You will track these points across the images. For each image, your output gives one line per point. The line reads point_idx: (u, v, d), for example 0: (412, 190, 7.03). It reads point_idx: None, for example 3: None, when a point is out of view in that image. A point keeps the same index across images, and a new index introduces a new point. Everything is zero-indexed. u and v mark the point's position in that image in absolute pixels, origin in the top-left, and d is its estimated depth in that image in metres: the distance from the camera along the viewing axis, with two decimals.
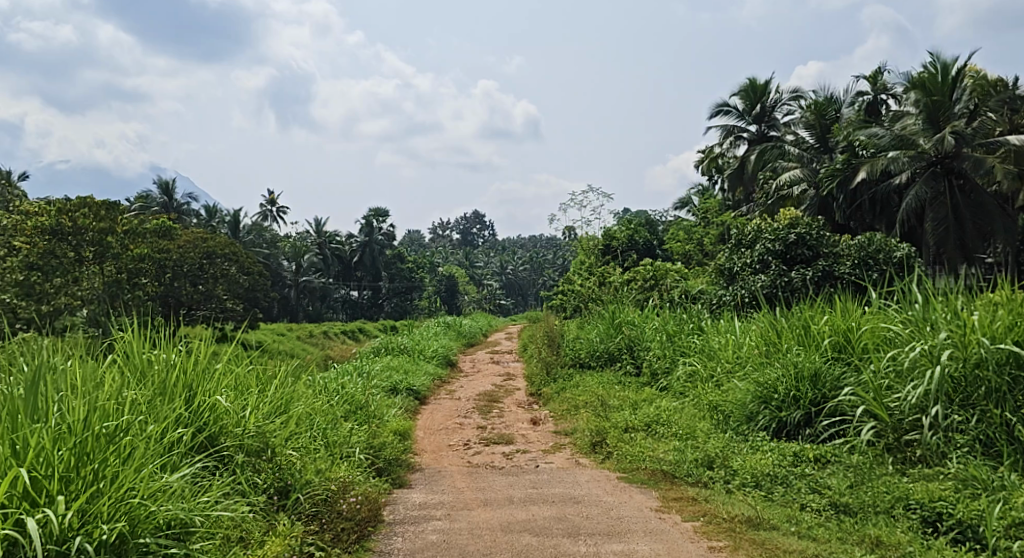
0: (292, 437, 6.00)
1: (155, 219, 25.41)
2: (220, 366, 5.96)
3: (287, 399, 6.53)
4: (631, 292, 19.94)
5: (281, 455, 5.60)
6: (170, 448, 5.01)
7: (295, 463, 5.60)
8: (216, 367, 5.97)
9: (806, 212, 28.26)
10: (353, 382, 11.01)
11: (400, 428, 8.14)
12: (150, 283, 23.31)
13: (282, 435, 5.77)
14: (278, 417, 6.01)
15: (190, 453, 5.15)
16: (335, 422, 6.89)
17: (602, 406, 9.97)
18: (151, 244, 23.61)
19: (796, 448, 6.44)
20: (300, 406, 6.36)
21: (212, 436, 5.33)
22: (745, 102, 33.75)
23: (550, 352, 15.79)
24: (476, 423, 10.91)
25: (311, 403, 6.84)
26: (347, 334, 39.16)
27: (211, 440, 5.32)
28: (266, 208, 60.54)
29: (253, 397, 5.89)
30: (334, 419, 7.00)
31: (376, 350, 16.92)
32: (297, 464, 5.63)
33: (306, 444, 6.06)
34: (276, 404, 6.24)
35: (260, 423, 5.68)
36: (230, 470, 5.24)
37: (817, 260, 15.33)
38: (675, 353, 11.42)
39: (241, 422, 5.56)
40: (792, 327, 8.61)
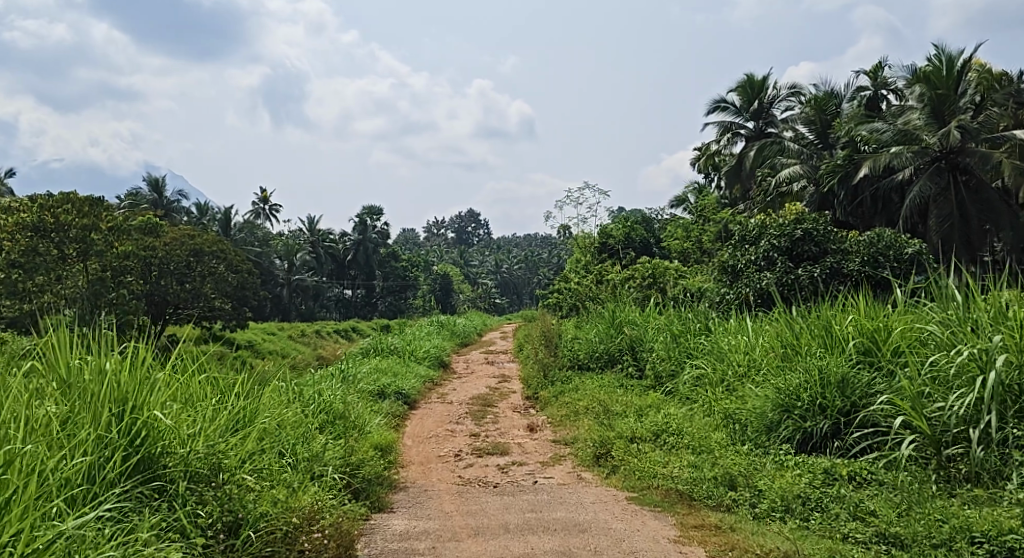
0: (252, 457, 5.27)
1: (141, 216, 24.63)
2: (164, 374, 5.19)
3: (250, 411, 5.78)
4: (631, 290, 19.17)
5: (235, 480, 4.87)
6: (87, 480, 4.28)
7: (250, 490, 4.87)
8: (160, 375, 5.19)
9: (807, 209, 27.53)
10: (333, 386, 10.23)
11: (378, 442, 7.37)
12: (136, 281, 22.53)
13: (238, 455, 5.04)
14: (235, 435, 5.27)
15: (118, 482, 4.42)
16: (306, 436, 6.18)
17: (604, 412, 9.24)
18: (136, 241, 22.82)
19: (827, 464, 5.72)
20: (263, 420, 5.62)
21: (148, 460, 4.59)
22: (743, 98, 33.01)
23: (547, 352, 15.05)
24: (468, 430, 10.19)
25: (277, 414, 6.11)
26: (339, 333, 38.33)
27: (139, 467, 4.57)
28: (259, 206, 59.73)
29: (203, 412, 5.14)
30: (306, 433, 6.27)
31: (366, 351, 16.18)
32: (253, 492, 4.91)
33: (269, 464, 5.33)
34: (233, 418, 5.50)
35: (211, 442, 4.95)
36: (167, 502, 4.52)
37: (825, 257, 14.61)
38: (680, 355, 10.69)
39: (185, 441, 4.81)
40: (812, 328, 7.86)
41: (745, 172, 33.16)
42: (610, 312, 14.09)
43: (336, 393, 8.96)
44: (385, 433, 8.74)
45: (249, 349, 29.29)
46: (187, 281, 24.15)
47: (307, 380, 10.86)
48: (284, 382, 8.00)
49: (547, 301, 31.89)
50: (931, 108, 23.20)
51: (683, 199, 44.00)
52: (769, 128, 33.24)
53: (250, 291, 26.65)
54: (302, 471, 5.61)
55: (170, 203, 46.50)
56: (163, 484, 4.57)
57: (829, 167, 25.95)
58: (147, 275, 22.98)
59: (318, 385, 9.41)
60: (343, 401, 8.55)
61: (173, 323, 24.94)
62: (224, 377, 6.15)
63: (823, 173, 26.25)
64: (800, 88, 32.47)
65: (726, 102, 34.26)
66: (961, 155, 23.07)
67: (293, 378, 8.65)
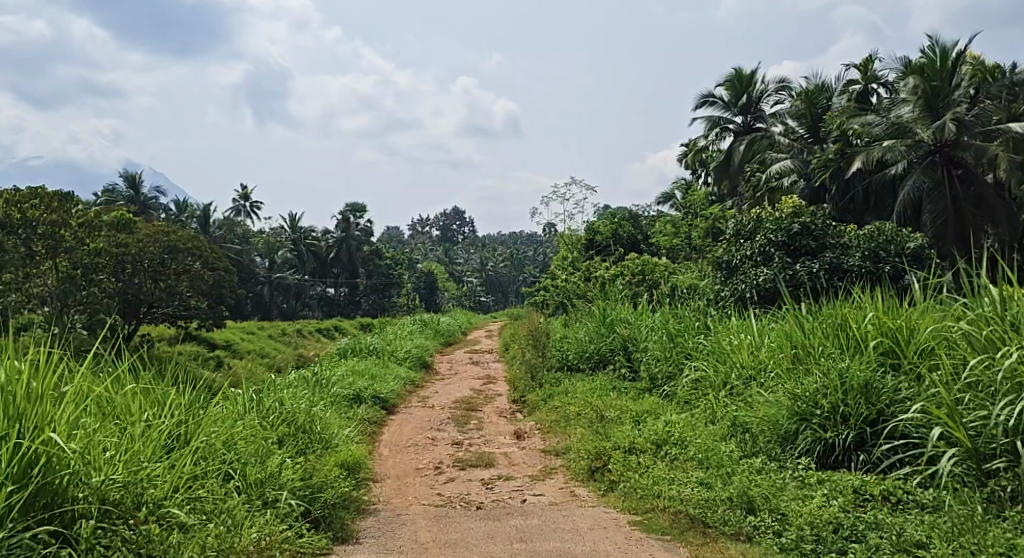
0: (184, 485, 4.67)
1: (114, 212, 23.66)
2: (77, 388, 4.57)
3: (188, 428, 5.17)
4: (621, 286, 18.46)
5: (159, 518, 4.30)
6: None
7: (174, 529, 4.28)
8: (73, 389, 4.57)
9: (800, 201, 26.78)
10: (303, 395, 9.45)
11: (346, 457, 6.63)
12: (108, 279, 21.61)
13: (167, 484, 4.48)
14: (164, 461, 4.67)
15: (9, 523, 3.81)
16: (261, 454, 5.54)
17: (597, 418, 8.54)
18: (108, 237, 21.85)
19: (857, 484, 5.04)
20: (201, 440, 5.02)
21: (47, 495, 3.99)
22: (731, 93, 32.39)
23: (534, 352, 14.35)
24: (451, 437, 9.48)
25: (225, 429, 5.48)
26: (321, 332, 37.44)
27: (36, 503, 3.96)
28: (240, 203, 58.68)
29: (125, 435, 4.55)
30: (262, 452, 5.59)
31: (344, 351, 15.41)
32: (179, 530, 4.32)
33: (206, 492, 4.72)
34: (165, 439, 4.90)
35: (132, 470, 4.36)
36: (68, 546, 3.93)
37: (823, 252, 13.95)
38: (677, 356, 9.99)
39: (95, 470, 4.20)
40: (825, 326, 7.19)
41: (734, 169, 32.58)
42: (600, 309, 13.38)
43: (305, 401, 8.20)
44: (359, 445, 8.00)
45: (227, 349, 28.34)
46: (162, 280, 23.19)
47: (278, 385, 10.11)
48: (246, 390, 7.24)
49: (534, 299, 31.16)
50: (924, 101, 22.62)
51: (669, 196, 43.41)
52: (758, 123, 32.70)
53: (228, 289, 25.73)
54: (250, 499, 5.01)
55: (148, 200, 45.35)
56: (65, 534, 3.97)
57: (821, 161, 25.36)
58: (120, 273, 22.02)
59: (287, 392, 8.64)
60: (312, 411, 7.79)
61: (147, 322, 24.01)
62: (161, 387, 5.47)
63: (814, 168, 25.67)
64: (788, 83, 31.89)
65: (714, 97, 33.70)
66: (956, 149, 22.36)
67: (258, 385, 7.89)
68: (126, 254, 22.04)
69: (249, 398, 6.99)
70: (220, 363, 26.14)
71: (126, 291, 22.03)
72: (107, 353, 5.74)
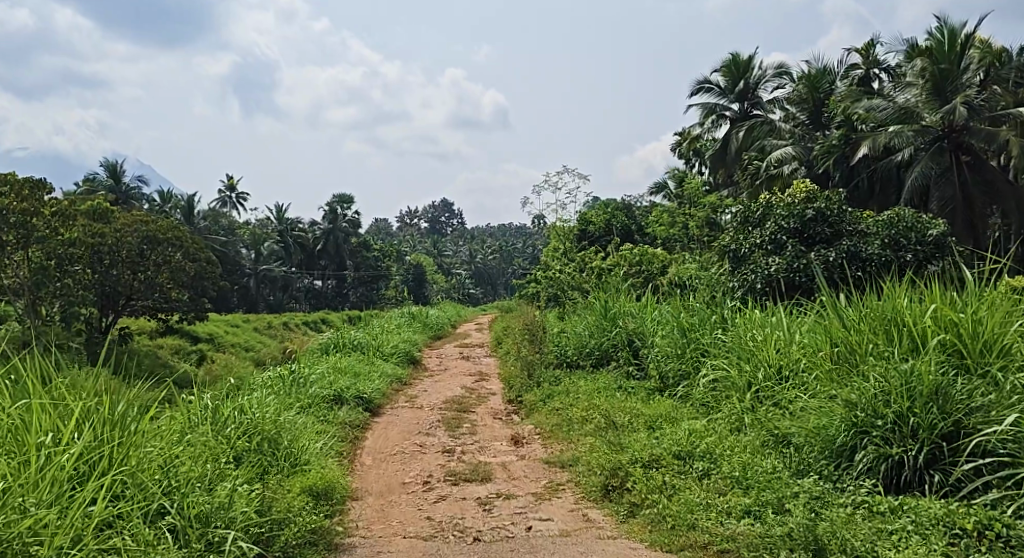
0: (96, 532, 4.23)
1: (89, 201, 22.43)
2: None
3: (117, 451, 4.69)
4: (621, 277, 17.50)
5: None
6: None
7: None
8: None
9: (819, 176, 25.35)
10: (276, 399, 8.47)
11: (315, 483, 5.70)
12: (83, 271, 20.43)
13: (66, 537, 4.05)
14: (67, 502, 4.24)
15: None
16: (204, 480, 4.98)
17: (607, 423, 7.58)
18: (83, 227, 20.64)
19: (944, 516, 4.16)
20: (121, 472, 4.55)
21: None
22: (728, 79, 31.43)
23: (530, 347, 13.41)
24: (441, 443, 8.50)
25: (158, 456, 4.89)
26: (308, 325, 36.38)
27: None
28: (225, 194, 57.30)
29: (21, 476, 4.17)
30: (208, 482, 5.02)
31: (327, 346, 14.39)
32: None
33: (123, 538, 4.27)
34: (82, 470, 4.49)
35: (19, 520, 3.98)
36: None
37: (839, 240, 13.10)
38: (692, 352, 9.06)
39: None
40: (875, 318, 6.26)
41: (730, 157, 31.66)
42: (601, 301, 12.44)
43: (277, 409, 7.26)
44: (333, 459, 7.01)
45: (210, 343, 27.22)
46: (140, 271, 21.83)
47: (252, 386, 9.13)
48: (200, 399, 6.36)
49: (525, 291, 30.21)
50: (932, 85, 21.73)
51: (662, 185, 42.46)
52: (755, 109, 31.80)
53: (210, 282, 24.61)
54: (187, 543, 4.51)
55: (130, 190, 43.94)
56: None
57: (823, 148, 24.59)
58: (96, 264, 20.87)
59: (258, 398, 7.67)
60: (282, 421, 6.84)
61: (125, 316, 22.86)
62: (77, 400, 4.81)
63: (818, 154, 24.85)
64: (787, 68, 30.97)
65: (710, 83, 32.73)
66: (965, 134, 21.49)
67: (225, 392, 6.96)
68: (101, 243, 20.84)
69: (203, 410, 6.15)
70: (201, 357, 25.04)
71: (103, 284, 20.87)
72: (16, 363, 5.05)
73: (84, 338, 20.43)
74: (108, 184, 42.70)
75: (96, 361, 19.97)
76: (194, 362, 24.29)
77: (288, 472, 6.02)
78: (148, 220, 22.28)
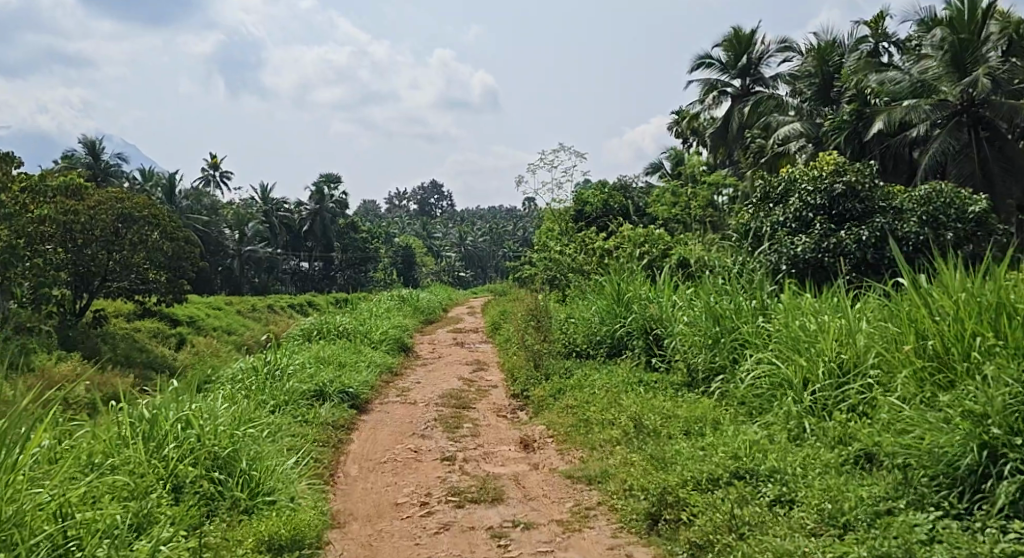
0: None
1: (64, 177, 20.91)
2: None
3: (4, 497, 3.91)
4: (629, 258, 16.24)
5: None
6: None
7: None
8: None
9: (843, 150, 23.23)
10: (244, 400, 7.25)
11: (277, 530, 4.58)
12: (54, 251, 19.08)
13: None
14: None
15: None
16: (109, 545, 4.00)
17: (637, 426, 6.43)
18: (53, 203, 18.98)
19: None
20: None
21: None
22: (729, 54, 30.17)
23: (532, 333, 12.23)
24: (439, 450, 7.31)
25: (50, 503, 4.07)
26: (293, 307, 35.06)
27: None
28: (210, 173, 55.70)
29: None
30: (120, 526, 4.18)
31: (310, 331, 13.17)
32: None
33: None
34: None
35: None
36: None
37: (871, 217, 11.92)
38: (726, 345, 7.89)
39: None
40: (977, 309, 5.13)
41: (732, 134, 30.30)
42: (610, 281, 11.26)
43: (243, 416, 6.15)
44: (309, 478, 5.83)
45: (190, 326, 25.87)
46: (116, 249, 20.03)
47: (220, 385, 7.93)
48: (138, 406, 5.38)
49: (518, 273, 29.04)
50: (950, 57, 20.15)
51: (658, 165, 41.13)
52: (758, 86, 30.46)
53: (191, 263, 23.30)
54: None
55: (108, 167, 42.23)
56: None
57: (832, 124, 22.90)
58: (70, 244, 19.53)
59: (220, 401, 6.48)
60: (248, 432, 5.76)
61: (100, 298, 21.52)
62: None
63: (827, 131, 23.33)
64: (789, 43, 29.71)
65: (711, 58, 31.37)
66: (983, 108, 20.34)
67: (181, 395, 5.86)
68: (72, 221, 19.07)
69: (137, 423, 5.18)
70: (181, 341, 23.72)
71: (74, 264, 19.38)
72: None
73: (53, 322, 19.01)
74: (85, 162, 40.96)
75: (66, 346, 18.59)
76: (173, 347, 22.99)
77: (241, 511, 4.91)
78: (125, 196, 20.46)
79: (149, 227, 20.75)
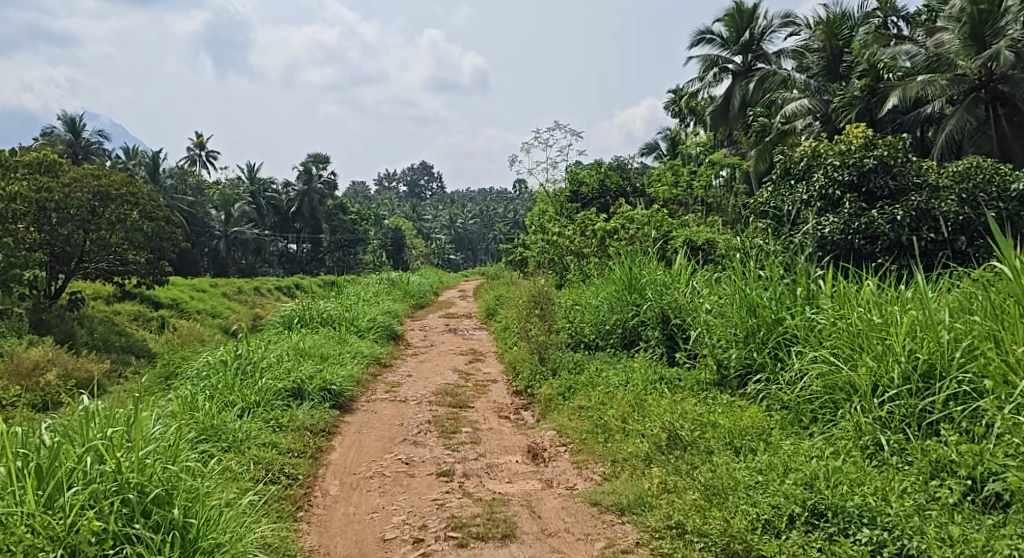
0: None
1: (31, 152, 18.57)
2: None
3: None
4: (635, 241, 15.17)
5: None
6: None
7: None
8: None
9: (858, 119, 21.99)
10: (202, 407, 6.24)
11: None
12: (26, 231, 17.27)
13: None
14: None
15: None
16: None
17: (670, 435, 5.46)
18: (25, 182, 17.34)
19: None
20: None
21: None
22: (731, 29, 28.94)
23: (530, 323, 11.16)
24: (435, 461, 6.25)
25: None
26: (279, 290, 33.89)
27: None
28: (194, 152, 54.15)
29: None
30: None
31: (291, 317, 12.02)
32: None
33: None
34: None
35: None
36: None
37: (906, 196, 10.86)
38: (764, 341, 6.84)
39: None
40: None
41: (733, 113, 29.17)
42: (621, 265, 10.23)
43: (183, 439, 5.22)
44: (276, 519, 4.85)
45: (172, 309, 24.66)
46: (91, 230, 18.23)
47: (179, 391, 6.85)
48: (45, 433, 4.50)
49: (511, 255, 27.96)
50: (969, 29, 18.96)
51: (653, 146, 39.95)
52: (759, 63, 29.25)
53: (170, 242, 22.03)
54: None
55: (90, 145, 40.76)
56: None
57: (843, 101, 21.75)
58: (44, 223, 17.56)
59: (162, 418, 5.44)
60: (182, 465, 4.82)
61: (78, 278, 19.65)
62: None
63: (836, 108, 22.18)
64: (793, 18, 28.53)
65: (712, 34, 30.15)
66: (1002, 84, 19.11)
67: (103, 409, 4.91)
68: (45, 200, 17.32)
69: (40, 454, 4.32)
70: (162, 325, 22.51)
71: (49, 245, 17.53)
72: None
73: (24, 305, 17.77)
74: (66, 139, 39.49)
75: (36, 332, 17.33)
76: (153, 331, 21.83)
77: None
78: (101, 172, 18.74)
79: (128, 205, 18.97)
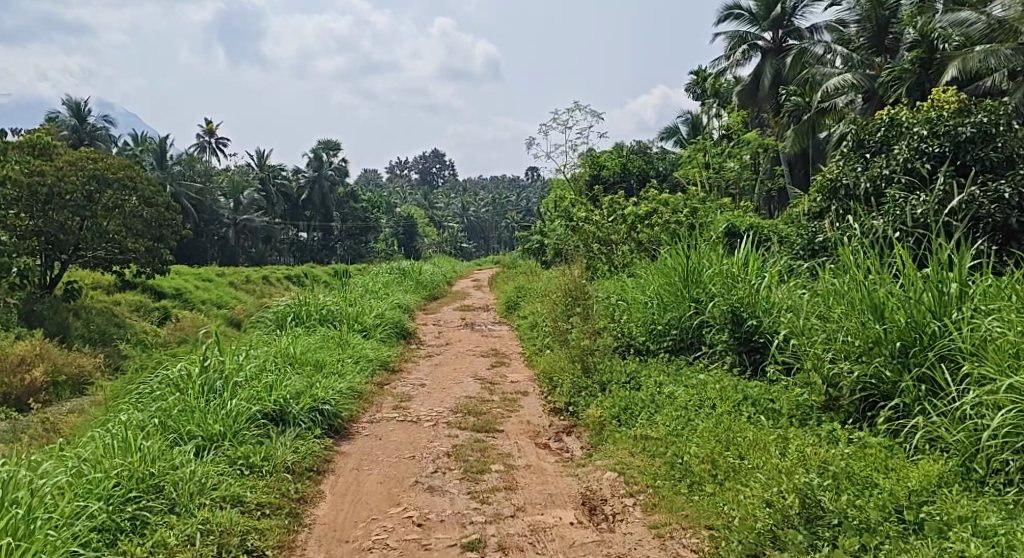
0: None
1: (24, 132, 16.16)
2: None
3: None
4: (679, 226, 13.34)
5: None
6: None
7: None
8: None
9: (910, 94, 19.30)
10: (144, 448, 4.58)
11: None
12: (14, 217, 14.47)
13: None
14: None
15: None
16: None
17: (804, 497, 3.85)
18: (14, 164, 14.46)
19: None
20: None
21: None
22: (762, 3, 26.74)
23: (562, 322, 9.41)
24: (457, 523, 4.57)
25: None
26: (290, 280, 32.18)
27: None
28: (203, 138, 52.56)
29: None
30: None
31: (288, 314, 10.33)
32: None
33: None
34: None
35: None
36: None
37: (1014, 170, 8.37)
38: (895, 357, 5.14)
39: None
40: None
41: (764, 92, 27.09)
42: (676, 253, 8.45)
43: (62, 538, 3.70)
44: None
45: (176, 299, 22.99)
46: (86, 216, 15.29)
47: (110, 427, 5.13)
48: None
49: (529, 242, 26.27)
50: None
51: (674, 130, 38.10)
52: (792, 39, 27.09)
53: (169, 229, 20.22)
54: None
55: (95, 130, 39.12)
56: None
57: (894, 74, 19.52)
58: (35, 209, 14.66)
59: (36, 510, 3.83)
60: None
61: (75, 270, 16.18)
62: None
63: (885, 82, 19.98)
64: None
65: (740, 9, 27.94)
66: None
67: None
68: (36, 185, 14.34)
69: None
70: (164, 317, 20.89)
71: (44, 234, 14.62)
72: None
73: None
74: (70, 124, 37.85)
75: (27, 325, 15.11)
76: (152, 322, 20.21)
77: None
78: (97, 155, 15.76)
79: (127, 191, 15.91)
